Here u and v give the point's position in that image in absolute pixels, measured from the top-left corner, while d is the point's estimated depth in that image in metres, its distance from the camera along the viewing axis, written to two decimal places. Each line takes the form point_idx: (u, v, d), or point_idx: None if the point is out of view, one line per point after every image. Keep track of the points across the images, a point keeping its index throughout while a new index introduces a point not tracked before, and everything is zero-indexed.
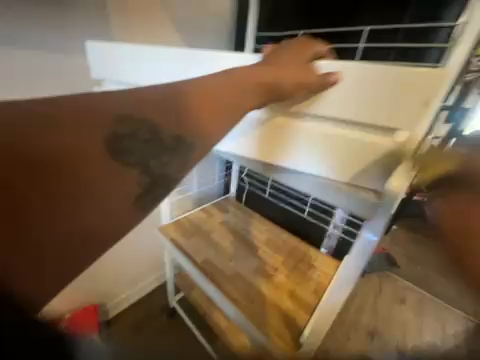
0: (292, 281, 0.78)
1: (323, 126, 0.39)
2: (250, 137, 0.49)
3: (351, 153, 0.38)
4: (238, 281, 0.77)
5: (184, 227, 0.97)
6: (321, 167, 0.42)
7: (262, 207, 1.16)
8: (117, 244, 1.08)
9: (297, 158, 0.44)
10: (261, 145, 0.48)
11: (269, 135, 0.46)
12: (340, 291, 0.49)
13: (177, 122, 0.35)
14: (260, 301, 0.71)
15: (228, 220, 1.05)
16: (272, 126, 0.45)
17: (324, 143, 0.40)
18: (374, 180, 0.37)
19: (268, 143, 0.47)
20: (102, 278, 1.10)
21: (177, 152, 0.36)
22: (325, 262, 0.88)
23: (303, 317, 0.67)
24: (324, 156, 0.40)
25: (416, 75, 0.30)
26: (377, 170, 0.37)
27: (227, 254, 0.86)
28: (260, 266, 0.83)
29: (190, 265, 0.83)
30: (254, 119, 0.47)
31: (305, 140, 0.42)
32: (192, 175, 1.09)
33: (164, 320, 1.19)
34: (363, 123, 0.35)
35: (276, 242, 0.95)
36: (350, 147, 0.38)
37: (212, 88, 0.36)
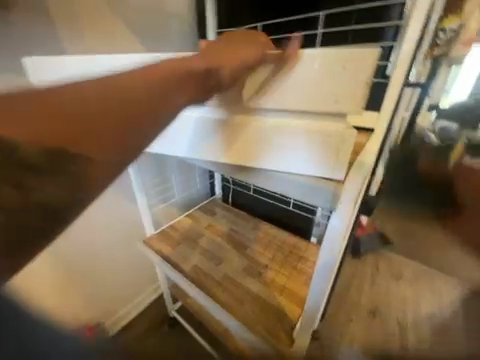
0: (282, 276, 0.77)
1: (278, 119, 0.39)
2: (209, 139, 0.48)
3: (304, 141, 0.37)
4: (228, 284, 0.75)
5: (169, 236, 0.95)
6: (280, 159, 0.41)
7: (248, 206, 1.13)
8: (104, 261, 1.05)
9: (257, 152, 0.42)
10: (220, 145, 0.46)
11: (226, 134, 0.44)
12: (321, 283, 0.48)
13: (67, 140, 0.25)
14: (252, 301, 0.70)
15: (215, 222, 1.03)
16: (229, 125, 0.43)
17: (278, 133, 0.39)
18: (330, 165, 0.37)
19: (226, 142, 0.45)
20: (93, 299, 1.06)
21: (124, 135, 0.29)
22: (314, 252, 0.88)
23: (296, 311, 0.67)
24: (280, 147, 0.40)
25: (350, 57, 0.31)
26: (331, 155, 0.37)
27: (215, 258, 0.85)
28: (249, 265, 0.82)
29: (179, 274, 0.81)
30: (211, 121, 0.45)
31: (262, 136, 0.40)
32: (172, 182, 1.06)
33: (165, 331, 1.16)
34: (311, 110, 0.36)
35: (264, 238, 0.95)
36: (302, 135, 0.37)
37: (157, 77, 0.33)
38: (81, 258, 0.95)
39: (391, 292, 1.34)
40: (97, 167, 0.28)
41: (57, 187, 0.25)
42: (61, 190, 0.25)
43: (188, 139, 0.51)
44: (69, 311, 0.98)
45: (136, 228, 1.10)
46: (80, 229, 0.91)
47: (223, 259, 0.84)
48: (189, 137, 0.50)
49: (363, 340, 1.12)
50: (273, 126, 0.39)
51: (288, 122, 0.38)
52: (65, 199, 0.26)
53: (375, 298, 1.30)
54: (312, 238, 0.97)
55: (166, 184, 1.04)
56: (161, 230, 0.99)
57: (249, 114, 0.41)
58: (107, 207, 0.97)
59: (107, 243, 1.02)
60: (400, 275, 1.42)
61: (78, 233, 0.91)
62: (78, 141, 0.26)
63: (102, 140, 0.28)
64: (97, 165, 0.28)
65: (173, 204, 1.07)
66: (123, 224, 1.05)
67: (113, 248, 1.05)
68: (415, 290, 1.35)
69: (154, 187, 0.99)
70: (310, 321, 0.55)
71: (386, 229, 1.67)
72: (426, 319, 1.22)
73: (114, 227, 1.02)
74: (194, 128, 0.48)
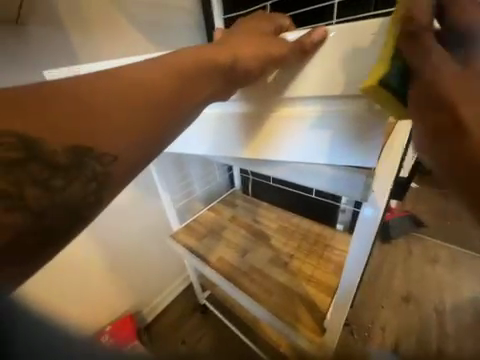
0: (309, 265, 0.76)
1: (302, 107, 0.37)
2: (228, 133, 0.47)
3: (330, 129, 0.35)
4: (255, 275, 0.77)
5: (194, 230, 0.98)
6: (303, 149, 0.38)
7: (269, 196, 1.11)
8: (138, 255, 1.12)
9: (278, 146, 0.41)
10: (241, 139, 0.45)
11: (247, 128, 0.43)
12: (353, 273, 0.47)
13: (83, 136, 0.28)
14: (280, 291, 0.71)
15: (237, 214, 1.04)
16: (251, 118, 0.42)
17: (301, 124, 0.37)
18: (360, 153, 0.34)
19: (246, 136, 0.44)
20: (132, 289, 1.15)
21: (143, 144, 0.32)
22: (341, 240, 0.85)
23: (325, 300, 0.66)
24: (303, 138, 0.38)
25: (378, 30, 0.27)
26: (359, 142, 0.33)
27: (240, 249, 0.86)
28: (274, 255, 0.82)
29: (206, 267, 0.84)
30: (231, 115, 0.45)
31: (285, 127, 0.39)
32: (193, 177, 1.08)
33: (198, 317, 1.24)
34: (335, 95, 0.33)
35: (287, 228, 0.94)
36: (328, 123, 0.35)
37: (167, 80, 0.33)
38: (116, 252, 1.04)
39: (426, 277, 1.27)
40: (112, 163, 0.30)
41: (78, 185, 0.29)
42: (79, 190, 0.29)
43: (209, 135, 0.51)
44: (107, 299, 1.08)
45: (162, 223, 1.16)
46: (114, 225, 1.00)
47: (248, 250, 0.85)
48: (209, 133, 0.50)
49: (397, 326, 1.08)
50: (297, 114, 0.37)
51: (313, 110, 0.36)
52: (91, 196, 0.30)
53: (408, 283, 1.24)
54: (338, 225, 0.94)
55: (186, 180, 1.06)
56: (186, 225, 1.02)
57: (270, 105, 0.39)
58: (135, 205, 1.04)
59: (137, 239, 1.09)
60: (436, 259, 1.34)
61: (112, 229, 1.00)
62: (93, 136, 0.28)
63: (115, 137, 0.30)
64: (118, 162, 0.30)
65: (195, 198, 1.09)
66: (151, 220, 1.11)
67: (143, 243, 1.12)
68: (454, 274, 1.26)
69: (175, 184, 1.01)
70: (341, 311, 0.54)
71: (419, 211, 1.55)
72: (468, 304, 1.14)
73: (143, 223, 1.09)
74: (214, 124, 0.48)
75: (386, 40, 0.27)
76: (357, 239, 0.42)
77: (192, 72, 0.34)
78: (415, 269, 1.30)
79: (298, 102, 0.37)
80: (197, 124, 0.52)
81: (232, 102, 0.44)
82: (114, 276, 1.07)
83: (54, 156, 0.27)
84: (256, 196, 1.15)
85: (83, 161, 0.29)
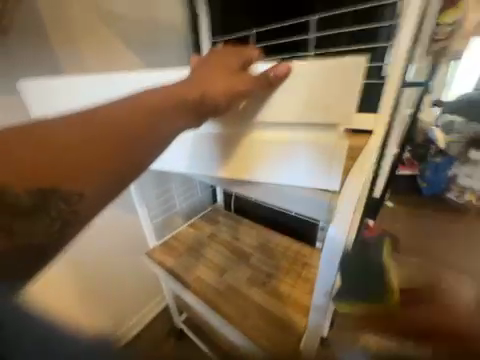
0: (287, 285, 0.75)
1: (273, 130, 0.39)
2: (206, 153, 0.47)
3: (299, 154, 0.38)
4: (231, 295, 0.74)
5: (172, 247, 0.95)
6: (275, 173, 0.41)
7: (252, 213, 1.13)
8: (109, 276, 1.04)
9: (252, 170, 0.43)
10: (218, 159, 0.46)
11: (225, 146, 0.44)
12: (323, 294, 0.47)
13: (49, 176, 0.29)
14: (257, 313, 0.68)
15: (218, 231, 1.02)
16: (229, 138, 0.43)
17: (272, 149, 0.39)
18: (327, 174, 0.37)
19: (221, 156, 0.45)
20: (97, 315, 1.05)
21: (113, 174, 0.32)
22: (319, 259, 0.85)
23: (301, 321, 0.65)
24: (274, 163, 0.40)
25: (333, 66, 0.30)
26: (326, 165, 0.37)
27: (218, 268, 0.84)
28: (253, 273, 0.81)
29: (181, 286, 0.80)
30: (206, 134, 0.45)
31: (260, 149, 0.40)
32: (174, 193, 1.06)
33: (173, 342, 1.15)
34: (304, 122, 0.35)
35: (267, 245, 0.93)
36: (296, 149, 0.37)
37: (136, 110, 0.34)
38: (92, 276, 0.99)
39: None
40: (80, 200, 0.31)
41: (42, 225, 0.30)
42: (44, 230, 0.30)
43: (187, 153, 0.51)
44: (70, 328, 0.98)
45: (139, 240, 1.10)
46: (88, 241, 0.94)
47: (226, 269, 0.83)
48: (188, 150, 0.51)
49: (375, 346, 1.08)
50: (268, 138, 0.39)
51: (284, 135, 0.38)
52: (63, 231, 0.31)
53: None
54: (317, 243, 0.95)
55: (167, 195, 1.03)
56: (163, 241, 0.98)
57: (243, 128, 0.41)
58: (114, 221, 0.99)
59: (112, 257, 1.03)
60: None
61: (88, 247, 0.95)
62: (56, 174, 0.29)
63: (72, 175, 0.30)
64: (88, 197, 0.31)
65: (175, 214, 1.07)
66: (127, 236, 1.06)
67: (117, 261, 1.05)
68: None
69: (154, 199, 0.99)
70: (316, 333, 0.53)
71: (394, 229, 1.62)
72: None
73: (119, 240, 1.03)
74: (191, 143, 0.48)
75: (343, 79, 0.30)
76: (326, 263, 0.43)
77: (166, 95, 0.35)
78: None
79: (272, 127, 0.38)
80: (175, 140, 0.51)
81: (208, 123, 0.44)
82: (85, 301, 0.99)
83: (25, 195, 0.28)
84: (238, 212, 1.15)
85: (48, 200, 0.29)
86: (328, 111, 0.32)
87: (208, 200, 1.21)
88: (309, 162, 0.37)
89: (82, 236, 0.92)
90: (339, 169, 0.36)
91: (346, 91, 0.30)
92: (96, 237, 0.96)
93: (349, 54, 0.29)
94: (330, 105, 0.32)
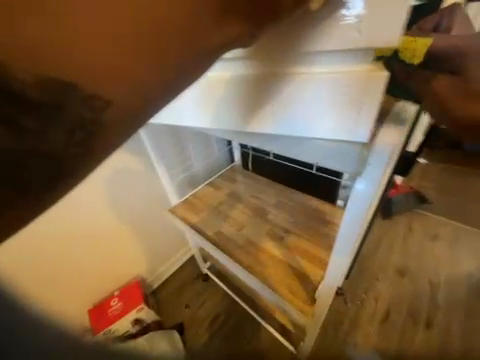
0: (305, 240, 0.77)
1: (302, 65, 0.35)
2: (230, 103, 0.43)
3: (333, 95, 0.34)
4: (251, 248, 0.78)
5: (193, 204, 0.99)
6: (303, 118, 0.38)
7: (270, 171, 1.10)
8: (138, 228, 1.15)
9: (277, 118, 0.41)
10: (242, 107, 0.42)
11: (243, 91, 0.40)
12: (344, 243, 0.47)
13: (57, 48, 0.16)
14: (275, 265, 0.72)
15: (236, 189, 1.03)
16: (248, 80, 0.39)
17: (304, 91, 0.36)
18: (360, 123, 0.34)
19: (248, 104, 0.41)
20: (119, 262, 1.14)
21: (167, 55, 0.19)
22: (339, 216, 0.84)
23: (319, 273, 0.67)
24: (304, 108, 0.37)
25: None
26: (354, 112, 0.34)
27: (238, 223, 0.87)
28: (271, 229, 0.83)
29: (203, 239, 0.86)
30: (218, 77, 0.42)
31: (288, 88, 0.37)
32: (191, 152, 1.05)
33: (200, 284, 1.32)
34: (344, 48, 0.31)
35: (286, 203, 0.93)
36: (330, 89, 0.34)
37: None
38: (113, 224, 1.05)
39: (424, 252, 1.27)
40: (115, 100, 0.18)
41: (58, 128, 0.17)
42: (62, 137, 0.17)
43: (201, 103, 0.48)
44: (95, 275, 1.08)
45: (160, 196, 1.16)
46: (113, 197, 1.01)
47: (245, 225, 0.86)
48: (204, 98, 0.47)
49: (389, 296, 1.14)
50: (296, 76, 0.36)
51: (309, 70, 0.35)
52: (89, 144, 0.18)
53: (405, 257, 1.26)
54: (338, 201, 0.94)
55: (185, 154, 1.03)
56: (185, 200, 1.02)
57: (264, 64, 0.37)
58: (126, 175, 1.02)
59: (134, 211, 1.10)
60: (437, 235, 1.33)
61: (114, 199, 1.02)
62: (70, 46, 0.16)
63: (107, 59, 0.17)
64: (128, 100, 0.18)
65: (194, 173, 1.08)
66: (148, 191, 1.12)
67: (144, 216, 1.15)
68: (452, 250, 1.26)
69: (174, 158, 0.99)
70: (333, 282, 0.56)
71: (424, 187, 1.50)
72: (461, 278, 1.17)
73: (142, 197, 1.11)
74: (209, 92, 0.45)
75: None
76: (347, 216, 0.44)
77: None
78: (413, 244, 1.31)
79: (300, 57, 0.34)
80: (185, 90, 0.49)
81: (228, 61, 0.39)
82: (116, 247, 1.10)
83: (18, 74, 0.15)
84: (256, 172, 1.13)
85: (66, 93, 0.16)
86: (361, 30, 0.28)
87: (225, 159, 1.19)
88: (340, 100, 0.34)
89: (107, 192, 0.99)
90: (371, 107, 0.33)
91: None
92: (120, 192, 1.03)
93: None
94: (366, 23, 0.28)
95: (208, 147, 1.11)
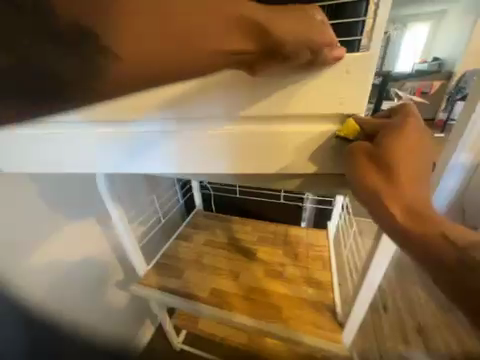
0: (301, 268, 0.80)
1: (233, 124, 0.35)
2: (172, 151, 0.39)
3: (260, 150, 0.37)
4: (257, 295, 0.72)
5: (168, 265, 0.83)
6: (227, 165, 0.39)
7: (233, 208, 1.11)
8: (83, 324, 0.78)
9: (212, 162, 0.39)
10: (172, 158, 0.40)
11: (185, 142, 0.38)
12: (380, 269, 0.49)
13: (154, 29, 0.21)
14: (289, 304, 0.69)
15: (211, 235, 0.95)
16: (161, 131, 0.38)
17: (229, 143, 0.37)
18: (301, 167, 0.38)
19: (193, 150, 0.38)
20: None
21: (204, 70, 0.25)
22: (315, 235, 0.93)
23: (328, 295, 0.71)
24: (226, 156, 0.38)
25: (353, 63, 0.29)
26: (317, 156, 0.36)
27: (231, 272, 0.79)
28: (267, 267, 0.80)
29: (198, 306, 0.72)
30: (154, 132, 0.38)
31: (224, 149, 0.37)
32: (143, 201, 0.88)
33: None
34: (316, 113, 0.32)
35: (266, 236, 0.94)
36: (252, 145, 0.36)
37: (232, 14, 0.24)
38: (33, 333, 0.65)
39: None
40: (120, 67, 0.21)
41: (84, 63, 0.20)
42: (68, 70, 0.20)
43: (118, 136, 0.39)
44: None
45: (106, 268, 0.84)
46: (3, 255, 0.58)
47: (239, 272, 0.80)
48: (141, 147, 0.39)
49: None
50: (227, 131, 0.36)
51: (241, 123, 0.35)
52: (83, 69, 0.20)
53: None
54: (302, 222, 1.06)
55: (142, 208, 0.87)
56: (157, 265, 0.83)
57: (209, 124, 0.36)
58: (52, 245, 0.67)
59: (76, 299, 0.76)
60: None
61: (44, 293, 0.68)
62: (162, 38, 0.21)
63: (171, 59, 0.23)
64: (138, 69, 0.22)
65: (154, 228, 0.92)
66: (82, 265, 0.77)
67: (67, 307, 0.73)
68: None
69: (132, 214, 0.81)
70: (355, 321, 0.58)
71: None
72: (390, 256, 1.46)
73: (63, 276, 0.71)
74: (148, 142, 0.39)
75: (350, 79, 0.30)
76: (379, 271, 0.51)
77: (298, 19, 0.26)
78: None
79: (219, 123, 0.35)
80: (107, 107, 0.36)
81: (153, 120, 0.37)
82: None
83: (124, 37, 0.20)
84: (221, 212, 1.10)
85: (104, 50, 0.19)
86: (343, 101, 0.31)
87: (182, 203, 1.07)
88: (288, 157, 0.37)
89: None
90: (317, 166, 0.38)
91: (360, 77, 0.29)
92: (33, 252, 0.63)
93: (362, 55, 0.29)
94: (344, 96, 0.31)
95: (165, 196, 0.99)
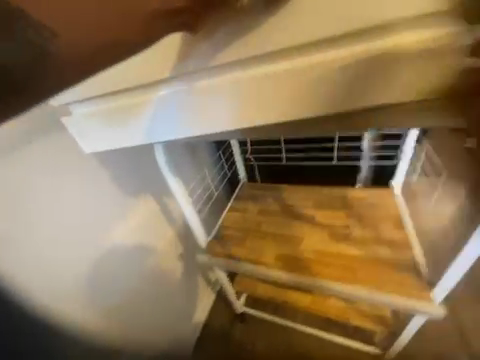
0: (369, 229, 0.74)
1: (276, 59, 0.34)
2: (221, 105, 0.39)
3: (309, 84, 0.34)
4: (326, 259, 0.71)
5: (228, 235, 0.85)
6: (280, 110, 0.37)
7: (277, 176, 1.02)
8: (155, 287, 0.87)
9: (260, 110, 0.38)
10: (219, 113, 0.40)
11: (219, 98, 0.39)
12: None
13: None
14: (363, 265, 0.67)
15: (263, 203, 0.92)
16: (184, 93, 0.41)
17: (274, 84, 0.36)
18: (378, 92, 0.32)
19: (242, 98, 0.38)
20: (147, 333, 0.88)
21: None
22: (380, 193, 0.84)
23: (408, 255, 0.66)
24: (273, 98, 0.37)
25: None
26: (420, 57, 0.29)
27: (293, 238, 0.78)
28: (331, 231, 0.77)
29: (266, 271, 0.74)
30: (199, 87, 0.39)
31: (265, 92, 0.36)
32: (188, 173, 0.86)
33: (240, 326, 1.09)
34: None
35: (324, 199, 0.86)
36: (301, 79, 0.34)
37: None
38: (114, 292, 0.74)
39: None
40: None
41: None
42: None
43: (126, 114, 0.47)
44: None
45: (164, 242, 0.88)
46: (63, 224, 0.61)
47: (302, 237, 0.78)
48: (191, 105, 0.41)
49: None
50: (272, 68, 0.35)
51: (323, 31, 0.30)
52: None
53: None
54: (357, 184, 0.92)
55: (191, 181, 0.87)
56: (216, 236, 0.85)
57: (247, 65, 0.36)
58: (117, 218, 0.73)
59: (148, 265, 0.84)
60: None
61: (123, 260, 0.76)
62: None
63: None
64: None
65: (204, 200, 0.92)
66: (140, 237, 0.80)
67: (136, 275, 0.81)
68: None
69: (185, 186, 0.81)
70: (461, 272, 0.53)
71: None
72: None
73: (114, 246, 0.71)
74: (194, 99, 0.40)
75: None
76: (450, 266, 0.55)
77: None
78: None
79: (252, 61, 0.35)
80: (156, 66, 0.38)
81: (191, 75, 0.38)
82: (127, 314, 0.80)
83: None
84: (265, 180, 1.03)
85: None
86: None
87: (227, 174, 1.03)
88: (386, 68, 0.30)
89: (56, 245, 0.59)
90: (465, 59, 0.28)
91: None
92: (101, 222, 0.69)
93: None
94: None
95: (210, 168, 0.96)
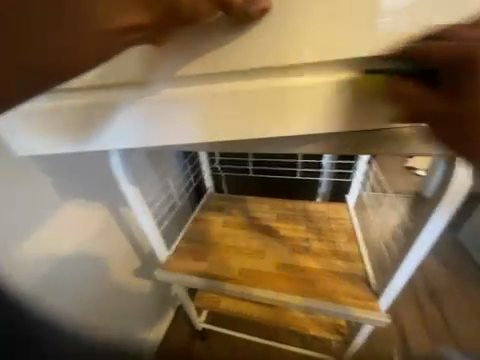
0: (327, 242, 0.78)
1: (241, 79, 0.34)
2: (182, 118, 0.38)
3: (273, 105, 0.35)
4: (288, 272, 0.72)
5: (190, 249, 0.80)
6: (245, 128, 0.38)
7: (243, 187, 1.02)
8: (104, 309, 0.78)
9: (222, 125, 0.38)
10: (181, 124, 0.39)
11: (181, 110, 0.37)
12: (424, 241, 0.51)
13: None
14: (321, 278, 0.70)
15: (228, 215, 0.90)
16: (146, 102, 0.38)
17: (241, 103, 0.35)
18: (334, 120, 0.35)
19: (203, 115, 0.37)
20: None
21: None
22: (337, 208, 0.90)
23: (360, 267, 0.71)
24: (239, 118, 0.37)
25: None
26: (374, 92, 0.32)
27: (257, 252, 0.78)
28: (293, 244, 0.79)
29: (228, 287, 0.71)
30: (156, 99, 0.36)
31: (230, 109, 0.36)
32: (148, 182, 0.80)
33: (200, 344, 1.03)
34: None
35: (288, 212, 0.89)
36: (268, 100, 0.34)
37: None
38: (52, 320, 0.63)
39: None
40: None
41: None
42: None
43: (75, 123, 0.40)
44: None
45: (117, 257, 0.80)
46: None
47: (265, 250, 0.78)
48: (150, 115, 0.38)
49: None
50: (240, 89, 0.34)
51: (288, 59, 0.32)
52: None
53: None
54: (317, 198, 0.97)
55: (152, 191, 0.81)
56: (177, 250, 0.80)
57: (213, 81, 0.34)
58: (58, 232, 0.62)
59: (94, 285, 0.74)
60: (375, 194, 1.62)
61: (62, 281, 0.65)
62: None
63: None
64: None
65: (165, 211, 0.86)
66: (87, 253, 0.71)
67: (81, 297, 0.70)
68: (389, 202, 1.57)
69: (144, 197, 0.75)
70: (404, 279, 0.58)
71: None
72: None
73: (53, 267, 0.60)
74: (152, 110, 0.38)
75: None
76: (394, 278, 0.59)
77: None
78: None
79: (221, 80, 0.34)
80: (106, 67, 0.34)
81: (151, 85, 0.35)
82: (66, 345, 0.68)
83: None
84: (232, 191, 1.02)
85: None
86: None
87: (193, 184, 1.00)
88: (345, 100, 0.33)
89: None
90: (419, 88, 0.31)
91: None
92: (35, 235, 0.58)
93: None
94: None
95: (174, 178, 0.91)
